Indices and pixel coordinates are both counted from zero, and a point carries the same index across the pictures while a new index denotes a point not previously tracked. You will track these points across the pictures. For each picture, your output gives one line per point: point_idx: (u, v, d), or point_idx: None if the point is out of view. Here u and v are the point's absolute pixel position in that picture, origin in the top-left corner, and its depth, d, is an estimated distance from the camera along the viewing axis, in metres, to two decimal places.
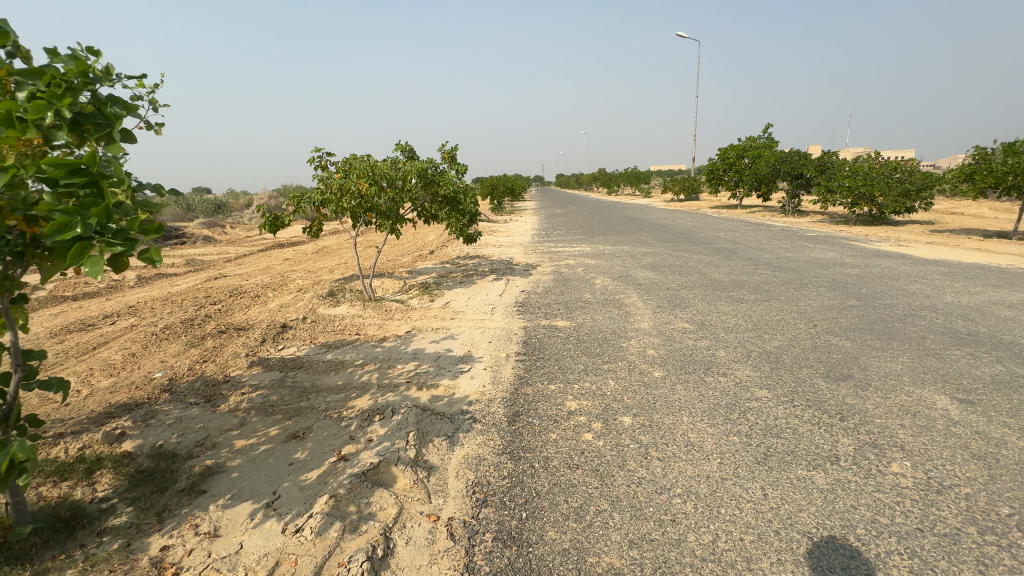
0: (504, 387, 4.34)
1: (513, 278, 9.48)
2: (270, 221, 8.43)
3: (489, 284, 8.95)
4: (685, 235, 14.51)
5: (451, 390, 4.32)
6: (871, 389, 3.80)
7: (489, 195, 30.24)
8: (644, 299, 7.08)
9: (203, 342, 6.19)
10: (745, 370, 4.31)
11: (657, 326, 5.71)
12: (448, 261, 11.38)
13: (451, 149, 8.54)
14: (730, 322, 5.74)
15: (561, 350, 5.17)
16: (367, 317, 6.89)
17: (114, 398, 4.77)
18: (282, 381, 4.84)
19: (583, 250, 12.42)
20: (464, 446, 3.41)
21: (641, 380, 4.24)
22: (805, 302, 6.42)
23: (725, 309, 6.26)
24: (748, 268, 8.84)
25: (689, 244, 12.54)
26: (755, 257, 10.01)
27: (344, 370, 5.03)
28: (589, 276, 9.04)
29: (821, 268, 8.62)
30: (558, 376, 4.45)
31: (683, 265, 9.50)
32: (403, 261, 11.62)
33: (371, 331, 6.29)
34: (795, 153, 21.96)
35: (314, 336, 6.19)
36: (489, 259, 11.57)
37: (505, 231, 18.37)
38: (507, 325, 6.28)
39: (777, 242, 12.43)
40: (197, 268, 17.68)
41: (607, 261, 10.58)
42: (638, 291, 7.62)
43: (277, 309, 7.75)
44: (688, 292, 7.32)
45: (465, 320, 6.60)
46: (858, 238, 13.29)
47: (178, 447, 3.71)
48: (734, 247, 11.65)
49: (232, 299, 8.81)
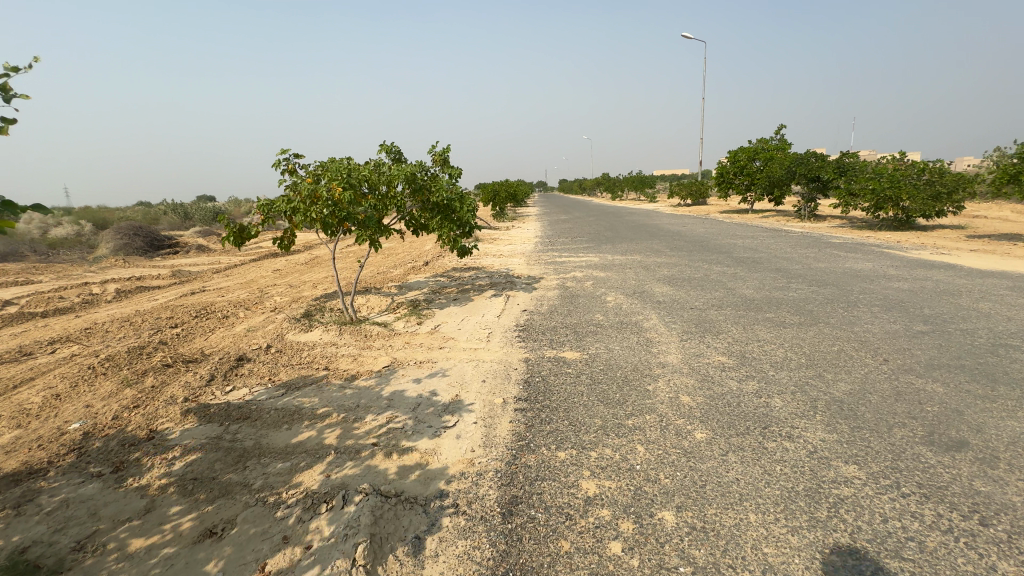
0: (499, 454, 3.30)
1: (515, 294, 8.45)
2: (237, 233, 7.49)
3: (486, 301, 7.94)
4: (699, 243, 13.44)
5: (429, 458, 3.29)
6: (1006, 467, 2.75)
7: (490, 200, 29.28)
8: (666, 322, 6.03)
9: (143, 379, 5.17)
10: (818, 431, 3.25)
11: (688, 361, 4.68)
12: (442, 275, 10.37)
13: (443, 149, 7.53)
14: (777, 355, 4.68)
15: (571, 395, 4.13)
16: (342, 346, 5.86)
17: (4, 463, 3.74)
18: (219, 439, 3.82)
19: (590, 260, 11.40)
20: (438, 563, 2.38)
21: (680, 446, 3.19)
22: (861, 327, 5.36)
23: (767, 337, 5.21)
24: (780, 282, 7.80)
25: (706, 253, 11.51)
26: (785, 269, 8.95)
27: (299, 423, 3.99)
28: (599, 292, 8.02)
29: (864, 282, 7.56)
30: (570, 437, 3.41)
31: (704, 279, 8.44)
32: (394, 275, 10.63)
33: (343, 364, 5.27)
34: (811, 155, 20.90)
35: (275, 371, 5.17)
36: (487, 271, 10.56)
37: (506, 239, 17.35)
38: (504, 356, 5.25)
39: (803, 250, 11.35)
40: (182, 281, 16.73)
41: (617, 274, 9.53)
42: (657, 311, 6.56)
43: (242, 335, 6.74)
44: (718, 313, 6.27)
45: (456, 349, 5.57)
46: (889, 245, 12.19)
47: (48, 552, 2.68)
48: (757, 257, 10.58)
49: (197, 320, 7.80)
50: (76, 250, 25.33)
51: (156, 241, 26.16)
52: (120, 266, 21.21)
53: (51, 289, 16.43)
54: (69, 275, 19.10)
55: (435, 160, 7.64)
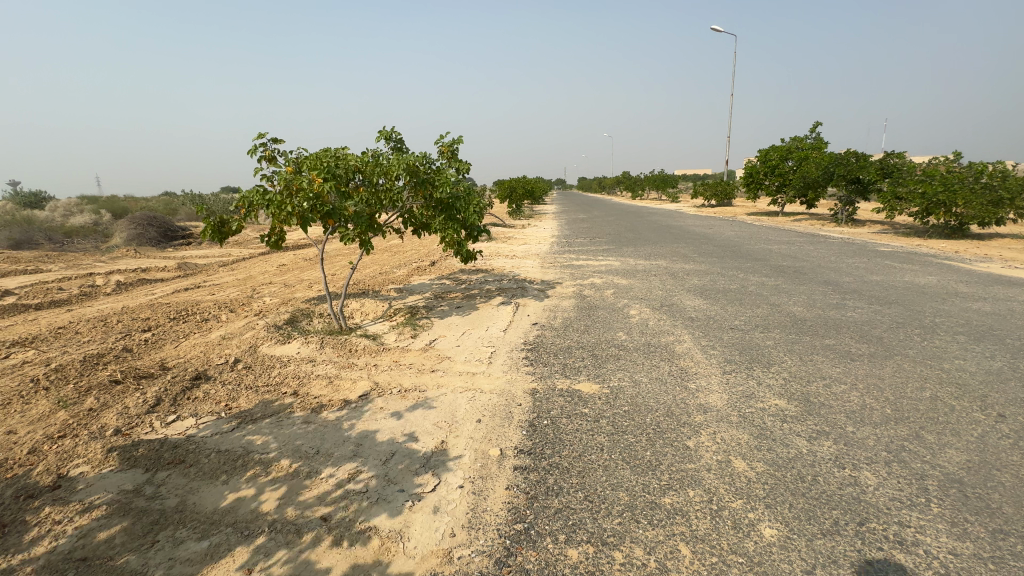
0: (488, 547, 2.38)
1: (526, 302, 7.53)
2: (217, 230, 6.72)
3: (493, 311, 7.04)
4: (731, 247, 12.31)
5: (392, 548, 2.40)
6: None
7: (507, 198, 28.41)
8: (704, 346, 5.05)
9: (82, 399, 4.39)
10: (944, 539, 2.26)
11: (738, 405, 3.69)
12: (448, 277, 9.50)
13: (453, 140, 6.61)
14: (852, 402, 3.67)
15: (587, 450, 3.19)
16: (319, 364, 5.01)
17: None
18: (137, 494, 2.98)
19: (610, 265, 10.40)
20: None
21: (745, 553, 2.24)
22: (953, 364, 4.29)
23: (835, 374, 4.18)
24: (833, 299, 6.72)
25: (739, 259, 10.42)
26: (834, 282, 7.84)
27: (240, 475, 3.14)
28: (622, 304, 7.05)
29: (936, 302, 6.42)
30: (587, 524, 2.49)
31: (742, 291, 7.40)
32: (396, 276, 9.79)
33: (314, 389, 4.42)
34: (851, 155, 19.45)
35: (234, 395, 4.34)
36: (497, 275, 9.65)
37: (521, 238, 16.44)
38: (507, 386, 4.33)
39: (850, 260, 10.17)
40: (186, 274, 16.20)
41: (640, 282, 8.53)
42: (691, 331, 5.58)
43: (215, 345, 5.95)
44: (765, 337, 5.25)
45: (450, 373, 4.68)
46: (947, 255, 10.91)
47: None
48: (799, 266, 9.45)
49: (174, 323, 7.05)
50: (91, 238, 25.22)
51: (170, 232, 25.90)
52: (129, 257, 20.90)
53: (55, 279, 16.07)
54: (78, 266, 18.79)
55: (443, 152, 6.72)
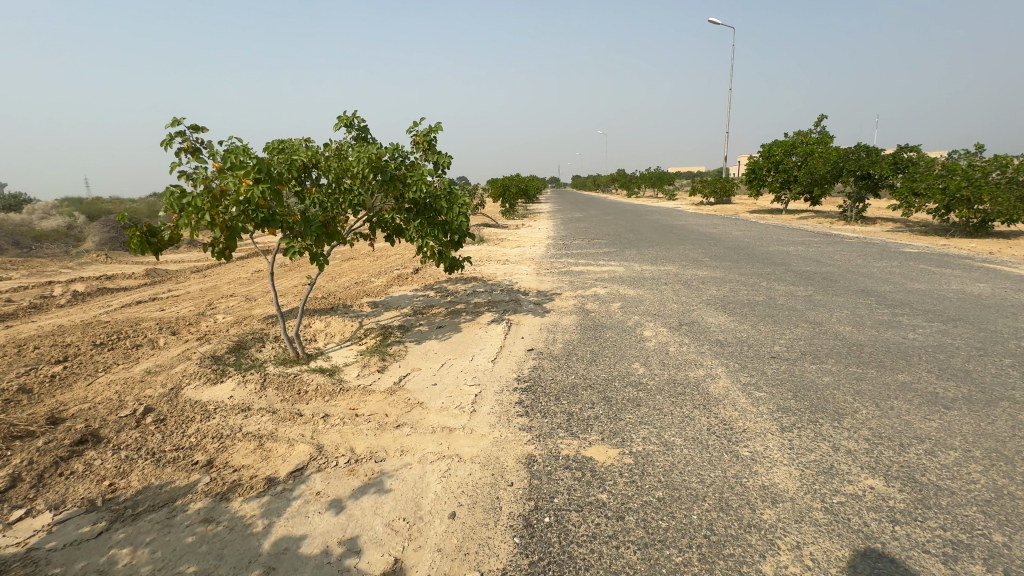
0: None
1: (521, 320, 6.41)
2: (146, 240, 5.12)
3: (481, 332, 5.93)
4: (743, 250, 11.28)
5: None
6: None
7: (500, 198, 27.22)
8: (746, 386, 3.96)
9: None
10: None
11: (819, 492, 2.62)
12: (431, 287, 8.39)
13: (428, 128, 5.48)
14: (981, 485, 2.60)
15: None
16: (252, 416, 3.87)
17: None
18: None
19: (613, 271, 9.30)
20: None
21: None
22: None
23: (935, 433, 3.12)
24: (883, 315, 5.67)
25: (757, 264, 9.36)
26: (874, 292, 6.80)
27: None
28: (634, 322, 5.97)
29: (1007, 318, 5.39)
30: None
31: (771, 306, 6.35)
32: (372, 287, 8.64)
33: (236, 459, 3.28)
34: (861, 149, 18.48)
35: (125, 469, 3.19)
36: (488, 285, 8.53)
37: (515, 240, 15.32)
38: (494, 453, 3.22)
39: (880, 263, 9.16)
40: (154, 282, 14.96)
41: (650, 293, 7.45)
42: (725, 362, 4.49)
43: (135, 382, 4.79)
44: (820, 371, 4.19)
45: (420, 430, 3.56)
46: (983, 256, 9.92)
47: None
48: (826, 271, 8.42)
49: (97, 351, 5.85)
50: (59, 242, 23.77)
51: None
52: (99, 264, 19.62)
53: (9, 288, 14.76)
54: (41, 273, 17.51)
55: (417, 142, 5.59)
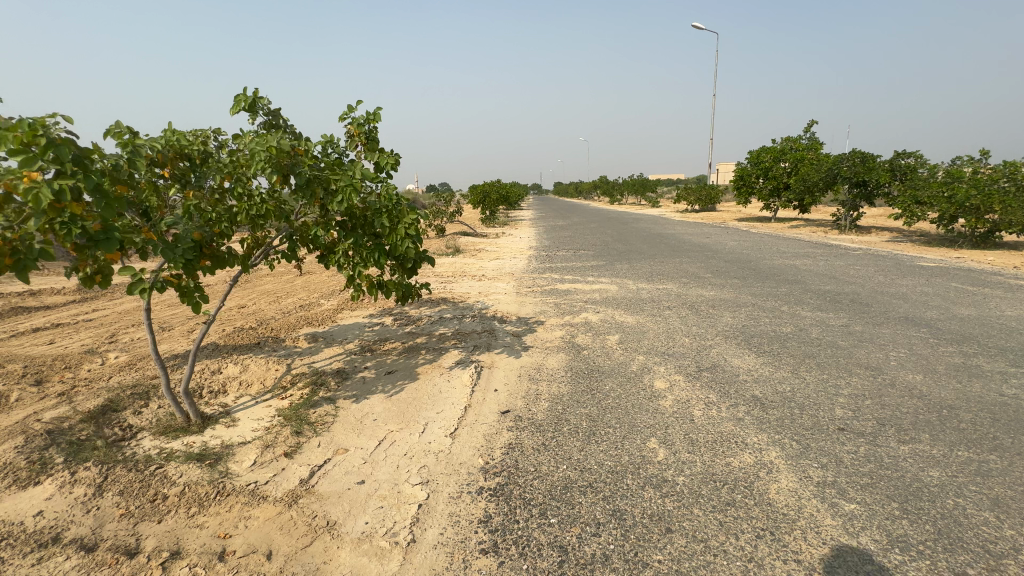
0: None
1: (494, 362, 5.00)
2: None
3: (441, 381, 4.51)
4: (746, 264, 10.14)
5: None
6: None
7: (479, 203, 25.78)
8: (823, 490, 2.64)
9: None
10: None
11: None
12: (387, 313, 6.93)
13: (366, 115, 4.11)
14: None
15: None
16: (50, 559, 2.38)
17: None
18: None
19: (604, 291, 7.98)
20: None
21: None
22: None
23: None
24: (953, 357, 4.46)
25: (767, 283, 8.15)
26: (922, 322, 5.62)
27: None
28: (639, 366, 4.64)
29: None
30: None
31: (806, 341, 5.10)
32: (314, 313, 7.12)
33: None
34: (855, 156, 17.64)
35: None
36: (458, 309, 7.11)
37: (493, 251, 13.92)
38: None
39: (905, 281, 8.07)
40: (78, 300, 12.98)
41: (653, 320, 6.15)
42: (777, 441, 3.17)
43: None
44: (921, 458, 2.90)
45: None
46: (1011, 271, 8.95)
47: None
48: (850, 292, 7.26)
49: None
50: None
51: None
52: None
53: None
54: None
55: (353, 134, 4.20)
